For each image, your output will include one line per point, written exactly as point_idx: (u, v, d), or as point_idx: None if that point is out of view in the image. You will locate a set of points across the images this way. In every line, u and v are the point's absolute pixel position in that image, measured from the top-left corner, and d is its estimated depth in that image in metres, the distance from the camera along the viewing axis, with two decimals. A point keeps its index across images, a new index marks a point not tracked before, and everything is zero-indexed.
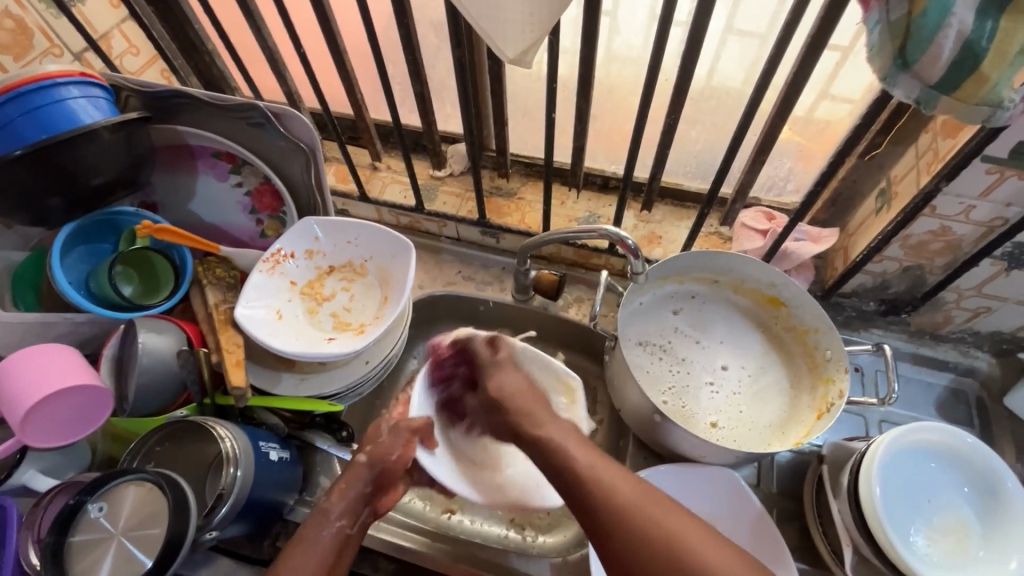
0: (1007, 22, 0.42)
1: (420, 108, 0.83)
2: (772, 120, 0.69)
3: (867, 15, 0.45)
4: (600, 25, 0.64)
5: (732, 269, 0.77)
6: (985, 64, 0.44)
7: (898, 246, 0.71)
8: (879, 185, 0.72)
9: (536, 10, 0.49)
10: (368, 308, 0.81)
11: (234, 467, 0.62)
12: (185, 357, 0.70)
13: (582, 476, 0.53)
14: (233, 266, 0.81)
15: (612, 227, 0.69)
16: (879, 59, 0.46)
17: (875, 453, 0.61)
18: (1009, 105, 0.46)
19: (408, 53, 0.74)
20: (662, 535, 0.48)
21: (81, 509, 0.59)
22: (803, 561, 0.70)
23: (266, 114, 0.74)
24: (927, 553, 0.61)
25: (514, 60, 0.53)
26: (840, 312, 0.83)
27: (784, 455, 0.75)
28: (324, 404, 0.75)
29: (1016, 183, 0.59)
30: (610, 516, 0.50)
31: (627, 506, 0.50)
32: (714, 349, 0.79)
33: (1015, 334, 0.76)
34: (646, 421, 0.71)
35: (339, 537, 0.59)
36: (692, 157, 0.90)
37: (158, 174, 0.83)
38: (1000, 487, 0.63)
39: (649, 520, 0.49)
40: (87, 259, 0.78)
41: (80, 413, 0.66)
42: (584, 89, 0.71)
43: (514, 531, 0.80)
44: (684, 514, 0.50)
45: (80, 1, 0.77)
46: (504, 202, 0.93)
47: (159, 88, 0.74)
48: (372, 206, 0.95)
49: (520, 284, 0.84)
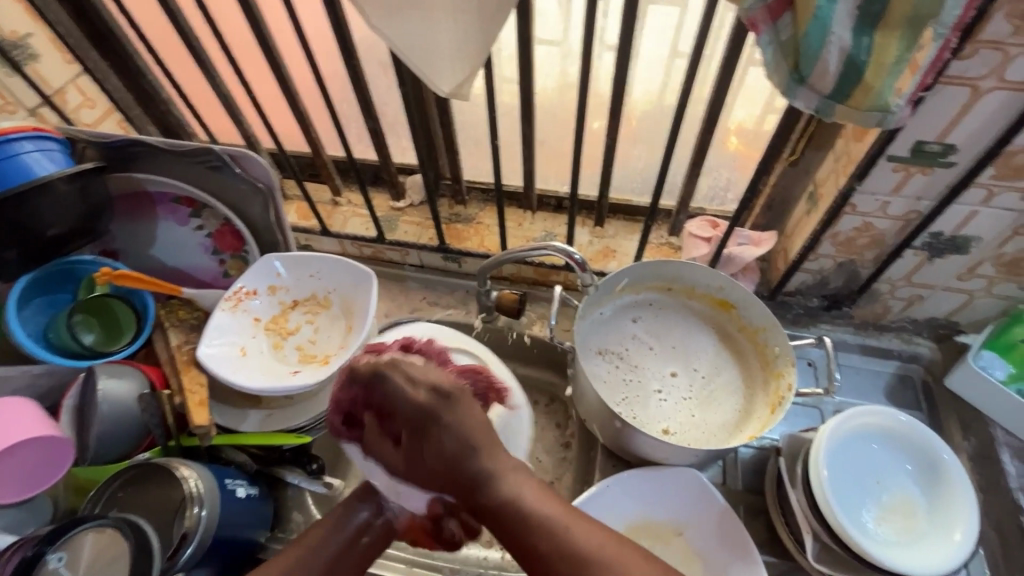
0: (880, 37, 0.47)
1: (375, 143, 0.87)
2: (703, 133, 0.73)
3: (759, 38, 0.49)
4: (531, 57, 0.69)
5: (682, 274, 0.81)
6: (868, 74, 0.49)
7: (829, 244, 0.75)
8: (807, 189, 0.77)
9: (465, 44, 0.53)
10: (333, 339, 0.82)
11: (198, 507, 0.61)
12: (146, 401, 0.70)
13: (521, 508, 0.46)
14: (196, 307, 0.82)
15: (562, 244, 0.73)
16: (777, 75, 0.51)
17: (819, 439, 0.65)
18: (895, 110, 0.51)
19: (358, 92, 0.77)
20: (575, 555, 0.43)
21: (40, 560, 0.56)
22: (771, 555, 0.72)
23: (222, 157, 0.77)
24: (878, 533, 0.64)
25: (452, 94, 0.57)
26: (788, 311, 0.87)
27: (746, 452, 0.78)
28: (291, 437, 0.74)
29: (921, 178, 0.64)
30: (527, 537, 0.45)
31: (528, 508, 0.46)
32: (667, 357, 0.81)
33: (948, 319, 0.82)
34: (611, 429, 0.73)
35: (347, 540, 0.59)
36: (637, 175, 0.96)
37: (116, 222, 0.84)
38: (939, 462, 0.67)
39: (538, 520, 0.45)
40: (45, 310, 0.78)
41: (39, 464, 0.66)
42: (526, 115, 0.76)
43: (493, 549, 0.80)
44: (555, 500, 0.47)
45: (33, 60, 0.80)
46: (463, 227, 0.96)
47: (114, 138, 0.77)
48: (334, 239, 0.97)
49: (483, 305, 0.87)
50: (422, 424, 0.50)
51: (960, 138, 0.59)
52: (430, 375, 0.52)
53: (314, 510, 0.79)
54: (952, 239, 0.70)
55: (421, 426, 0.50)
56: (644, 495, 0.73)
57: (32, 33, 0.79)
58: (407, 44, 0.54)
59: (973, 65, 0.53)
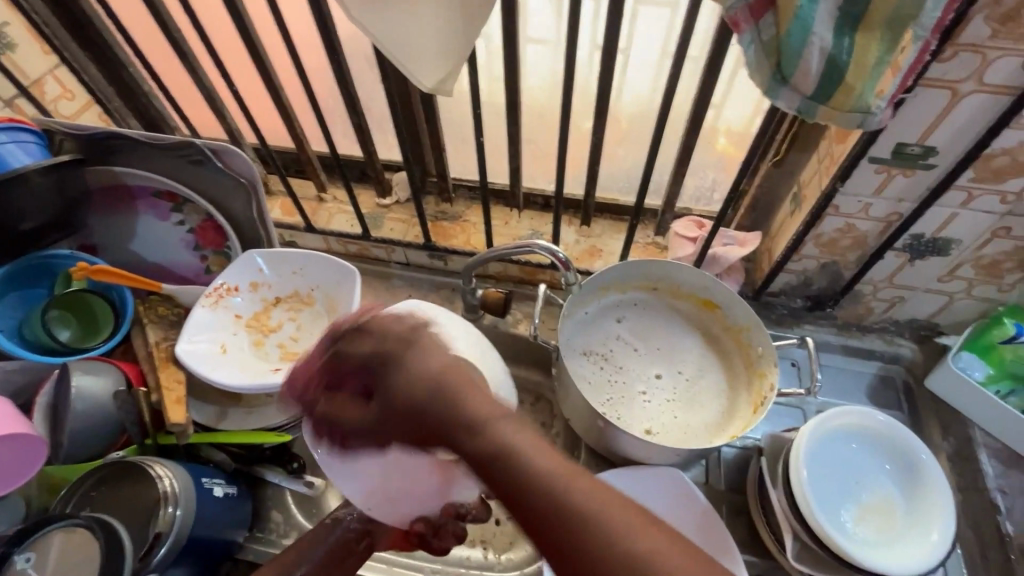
0: (861, 38, 0.47)
1: (360, 138, 0.86)
2: (688, 134, 0.74)
3: (741, 37, 0.49)
4: (517, 55, 0.68)
5: (667, 274, 0.81)
6: (849, 75, 0.49)
7: (813, 245, 0.76)
8: (791, 189, 0.77)
9: (447, 41, 0.53)
10: (316, 337, 0.82)
11: (172, 506, 0.60)
12: (122, 398, 0.68)
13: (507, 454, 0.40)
14: (176, 303, 0.81)
15: (546, 243, 0.73)
16: (759, 75, 0.51)
17: (800, 439, 0.65)
18: (876, 111, 0.51)
19: (342, 86, 0.76)
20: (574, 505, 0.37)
21: (7, 561, 0.55)
22: (752, 554, 0.72)
23: (204, 151, 0.76)
24: (857, 533, 0.64)
25: (434, 89, 0.56)
26: (773, 311, 0.87)
27: (729, 451, 0.78)
28: (271, 436, 0.73)
29: (903, 180, 0.64)
30: (515, 485, 0.39)
31: (529, 465, 0.39)
32: (651, 358, 0.81)
33: (930, 320, 0.82)
34: (594, 428, 0.73)
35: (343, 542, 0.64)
36: (624, 174, 0.96)
37: (94, 217, 0.82)
38: (918, 463, 0.67)
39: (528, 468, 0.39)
40: (19, 306, 0.76)
41: (11, 461, 0.64)
42: (511, 112, 0.75)
43: (475, 550, 0.80)
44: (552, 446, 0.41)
45: (9, 50, 0.78)
46: (449, 225, 0.95)
47: (94, 130, 0.75)
48: (319, 235, 0.96)
49: (468, 303, 0.86)
50: (379, 366, 0.47)
51: (941, 141, 0.59)
52: (397, 327, 0.49)
53: (295, 511, 0.77)
54: (933, 241, 0.70)
55: (383, 371, 0.47)
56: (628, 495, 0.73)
57: (8, 22, 0.77)
58: (387, 37, 0.53)
59: (954, 68, 0.53)
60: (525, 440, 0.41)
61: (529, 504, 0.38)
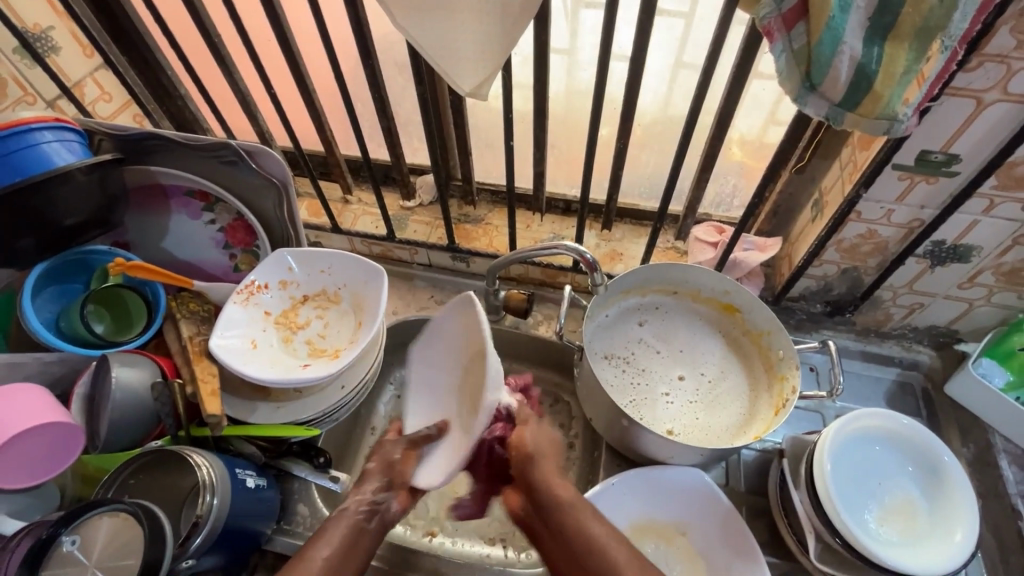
0: (890, 47, 0.49)
1: (388, 142, 0.88)
2: (711, 141, 0.75)
3: (773, 46, 0.51)
4: (549, 63, 0.70)
5: (688, 279, 0.82)
6: (877, 84, 0.51)
7: (834, 250, 0.77)
8: (813, 196, 0.79)
9: (487, 47, 0.55)
10: (342, 334, 0.83)
11: (210, 495, 0.62)
12: (158, 390, 0.71)
13: (554, 498, 0.61)
14: (206, 299, 0.82)
15: (572, 244, 0.74)
16: (789, 82, 0.53)
17: (824, 441, 0.66)
18: (903, 118, 0.53)
19: (374, 91, 0.79)
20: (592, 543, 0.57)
21: (53, 542, 0.57)
22: (773, 555, 0.73)
23: (238, 152, 0.78)
24: (880, 534, 0.65)
25: (471, 93, 0.58)
26: (792, 316, 0.89)
27: (749, 454, 0.79)
28: (301, 430, 0.75)
29: (925, 187, 0.66)
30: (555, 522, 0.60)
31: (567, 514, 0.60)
32: (673, 360, 0.83)
33: (948, 327, 0.83)
34: (617, 427, 0.74)
35: (353, 528, 0.61)
36: (645, 179, 0.97)
37: (130, 215, 0.85)
38: (940, 464, 0.68)
39: (566, 511, 0.60)
40: (56, 300, 0.79)
41: (51, 450, 0.66)
42: (539, 119, 0.77)
43: (495, 548, 0.81)
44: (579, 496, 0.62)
45: (54, 52, 0.81)
46: (472, 228, 0.97)
47: (132, 131, 0.78)
48: (344, 236, 0.98)
49: (491, 304, 0.88)
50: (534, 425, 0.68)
51: (964, 149, 0.61)
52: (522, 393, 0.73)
53: (321, 505, 0.79)
54: (954, 248, 0.71)
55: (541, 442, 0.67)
56: (649, 494, 0.74)
57: (54, 26, 0.80)
58: (429, 43, 0.55)
59: (977, 78, 0.55)
60: (573, 497, 0.61)
61: (575, 541, 0.58)
